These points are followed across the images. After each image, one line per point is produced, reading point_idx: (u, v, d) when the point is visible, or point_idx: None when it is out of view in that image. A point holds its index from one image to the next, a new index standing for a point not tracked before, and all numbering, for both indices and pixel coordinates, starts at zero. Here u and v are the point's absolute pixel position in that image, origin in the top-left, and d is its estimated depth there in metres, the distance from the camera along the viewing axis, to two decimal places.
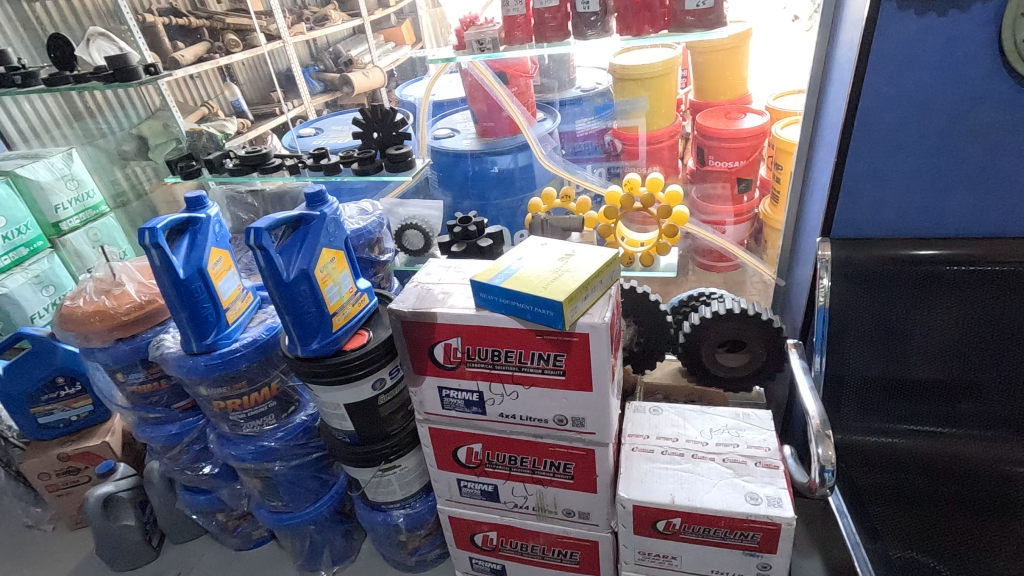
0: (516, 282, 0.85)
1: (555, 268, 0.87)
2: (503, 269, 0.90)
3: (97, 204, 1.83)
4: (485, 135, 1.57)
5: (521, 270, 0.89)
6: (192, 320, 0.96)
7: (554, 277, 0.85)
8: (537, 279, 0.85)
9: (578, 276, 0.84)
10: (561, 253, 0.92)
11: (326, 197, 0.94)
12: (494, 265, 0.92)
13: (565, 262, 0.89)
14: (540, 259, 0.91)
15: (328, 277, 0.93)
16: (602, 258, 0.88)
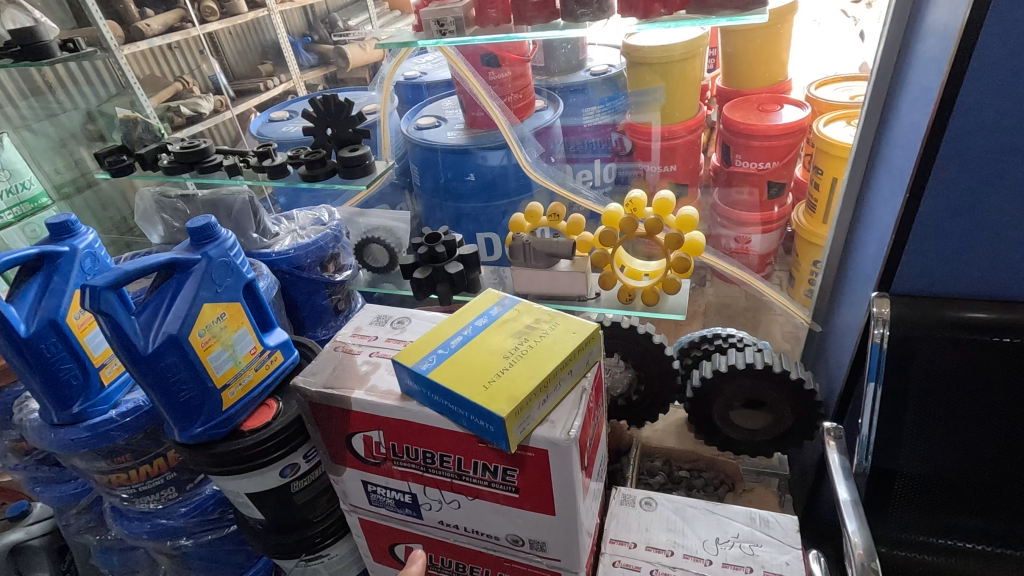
0: (450, 372, 0.61)
1: (508, 351, 0.63)
2: (439, 346, 0.66)
3: (36, 196, 1.60)
4: (473, 126, 1.30)
5: (462, 349, 0.65)
6: (48, 387, 0.75)
7: (503, 367, 0.61)
8: (479, 369, 0.61)
9: (536, 367, 0.60)
10: (521, 323, 0.68)
11: (215, 234, 0.71)
12: (431, 336, 0.68)
13: (524, 340, 0.65)
14: (492, 332, 0.67)
15: (213, 341, 0.71)
16: (573, 337, 0.64)
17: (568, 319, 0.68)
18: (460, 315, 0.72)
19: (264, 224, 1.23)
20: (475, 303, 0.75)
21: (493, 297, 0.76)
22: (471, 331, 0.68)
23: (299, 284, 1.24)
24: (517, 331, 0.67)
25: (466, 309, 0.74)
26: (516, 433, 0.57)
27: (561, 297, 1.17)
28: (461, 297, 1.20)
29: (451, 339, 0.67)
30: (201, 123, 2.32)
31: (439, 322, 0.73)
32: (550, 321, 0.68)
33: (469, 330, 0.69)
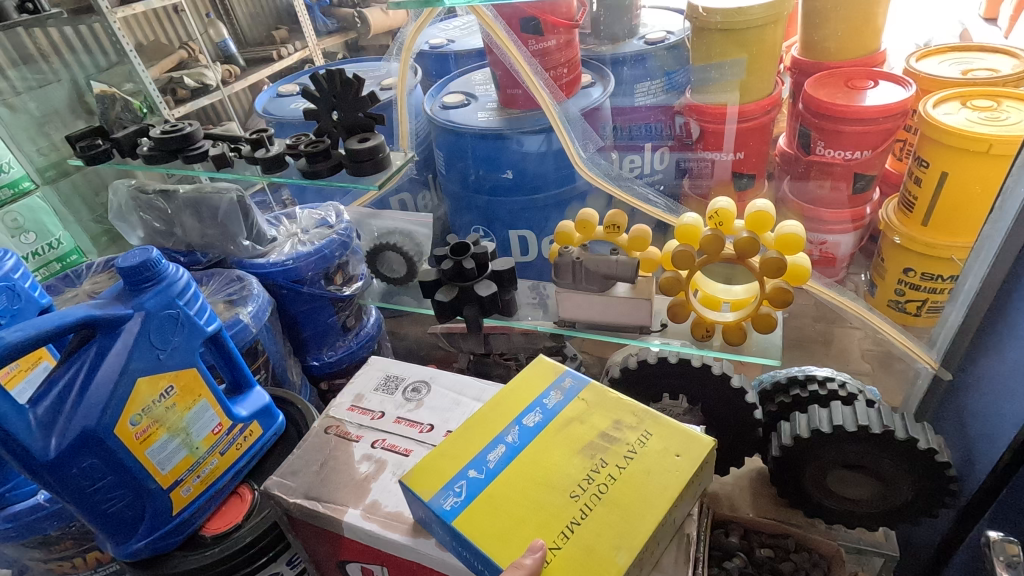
0: (492, 520, 0.54)
1: (571, 496, 0.56)
2: (477, 467, 0.59)
3: (17, 180, 1.41)
4: (511, 106, 1.05)
5: (508, 479, 0.57)
6: None
7: (569, 524, 0.54)
8: (533, 520, 0.54)
9: (613, 531, 0.53)
10: (588, 441, 0.61)
11: (154, 278, 0.54)
12: (460, 447, 0.61)
13: (592, 478, 0.57)
14: (545, 454, 0.60)
15: (153, 427, 0.56)
16: (670, 473, 0.57)
17: (669, 429, 0.61)
18: (505, 411, 0.64)
19: (257, 228, 1.03)
20: (524, 389, 0.67)
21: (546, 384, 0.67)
22: (518, 447, 0.60)
23: (299, 301, 1.05)
24: (587, 454, 0.60)
25: (513, 403, 0.65)
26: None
27: (615, 329, 0.94)
28: (491, 322, 0.98)
29: (489, 459, 0.59)
30: (207, 95, 2.11)
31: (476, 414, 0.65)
32: (629, 442, 0.60)
33: (513, 442, 0.61)
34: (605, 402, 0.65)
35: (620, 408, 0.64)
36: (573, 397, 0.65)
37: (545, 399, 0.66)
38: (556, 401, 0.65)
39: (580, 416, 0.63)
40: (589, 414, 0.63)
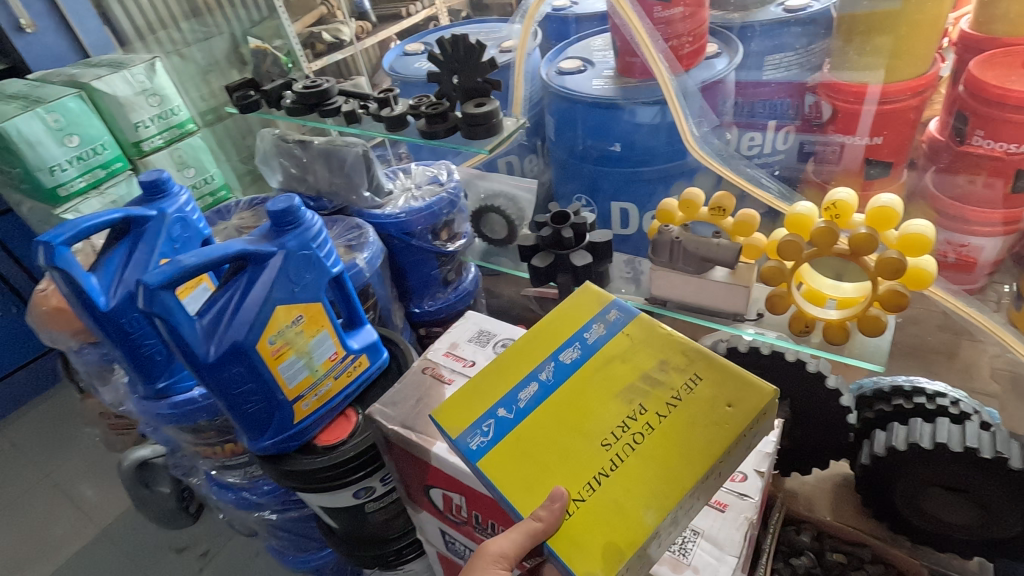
0: (520, 464, 0.60)
1: (602, 445, 0.60)
2: (510, 404, 0.64)
3: (183, 122, 1.62)
4: (627, 75, 1.04)
5: (540, 422, 0.62)
6: (131, 361, 0.71)
7: (598, 477, 0.58)
8: (561, 469, 0.59)
9: (643, 491, 0.57)
10: (626, 385, 0.64)
11: (296, 221, 0.62)
12: (492, 386, 0.65)
13: (626, 427, 0.61)
14: (580, 398, 0.63)
15: (286, 348, 0.65)
16: (712, 427, 0.59)
17: (722, 374, 0.63)
18: (544, 346, 0.68)
19: (377, 181, 1.12)
20: (566, 323, 0.70)
21: (587, 318, 0.70)
22: (552, 388, 0.65)
23: (408, 252, 1.13)
24: (626, 399, 0.63)
25: (552, 336, 0.69)
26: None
27: (708, 312, 0.93)
28: None
29: (522, 397, 0.64)
30: (341, 51, 2.25)
31: (515, 344, 0.69)
32: (671, 389, 0.63)
33: (546, 380, 0.65)
34: (650, 344, 0.67)
35: (668, 349, 0.66)
36: (616, 334, 0.68)
37: (587, 333, 0.69)
38: (598, 334, 0.68)
39: (621, 357, 0.66)
40: (631, 356, 0.66)
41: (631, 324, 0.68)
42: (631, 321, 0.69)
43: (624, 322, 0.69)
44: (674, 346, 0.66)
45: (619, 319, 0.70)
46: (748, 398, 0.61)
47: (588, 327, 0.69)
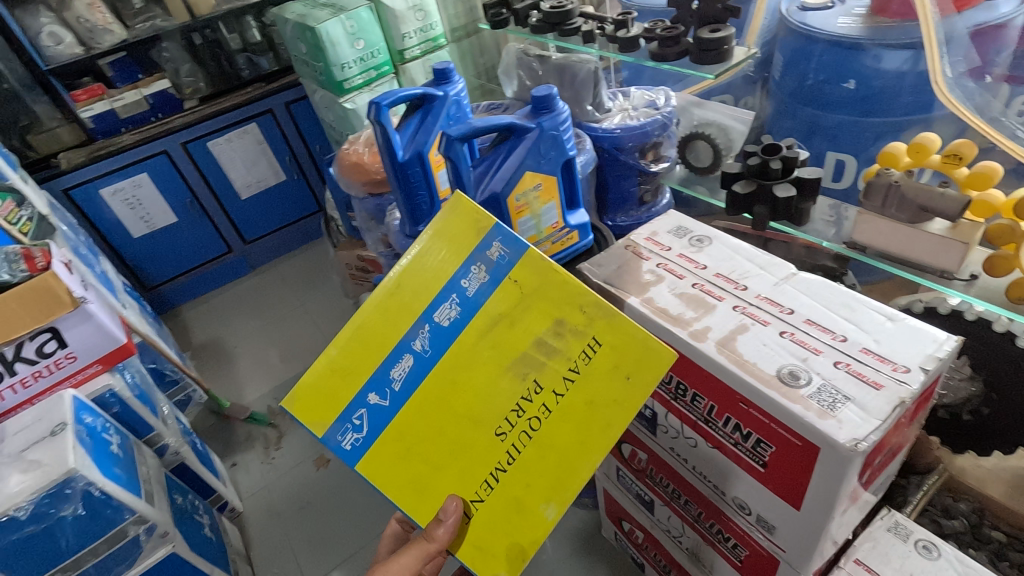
0: (402, 464, 0.63)
1: (494, 435, 0.61)
2: (387, 387, 0.64)
3: (438, 36, 1.91)
4: (882, 14, 0.99)
5: (421, 407, 0.63)
6: (407, 204, 0.94)
7: (493, 473, 0.61)
8: (455, 470, 0.62)
9: (539, 484, 0.60)
10: (511, 360, 0.61)
11: (553, 106, 0.74)
12: (357, 370, 0.65)
13: (520, 412, 0.60)
14: (469, 383, 0.62)
15: (525, 207, 0.78)
16: (614, 404, 0.58)
17: (623, 337, 0.58)
18: (411, 309, 0.65)
19: (600, 98, 1.24)
20: (450, 261, 0.65)
21: (467, 257, 0.64)
22: (426, 367, 0.63)
23: (614, 166, 1.26)
24: (517, 377, 0.61)
25: (427, 291, 0.65)
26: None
27: (915, 266, 0.89)
28: (777, 227, 1.03)
29: (397, 378, 0.64)
30: None
31: (382, 302, 0.66)
32: (570, 359, 0.59)
33: (421, 350, 0.64)
34: (543, 294, 0.60)
35: (565, 306, 0.60)
36: (498, 283, 0.62)
37: (466, 287, 0.64)
38: (477, 285, 0.63)
39: (511, 321, 0.61)
40: (521, 318, 0.61)
41: (520, 261, 0.62)
42: (518, 260, 0.62)
43: (508, 267, 0.62)
44: (575, 307, 0.59)
45: (504, 260, 0.62)
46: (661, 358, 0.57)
47: (464, 271, 0.64)
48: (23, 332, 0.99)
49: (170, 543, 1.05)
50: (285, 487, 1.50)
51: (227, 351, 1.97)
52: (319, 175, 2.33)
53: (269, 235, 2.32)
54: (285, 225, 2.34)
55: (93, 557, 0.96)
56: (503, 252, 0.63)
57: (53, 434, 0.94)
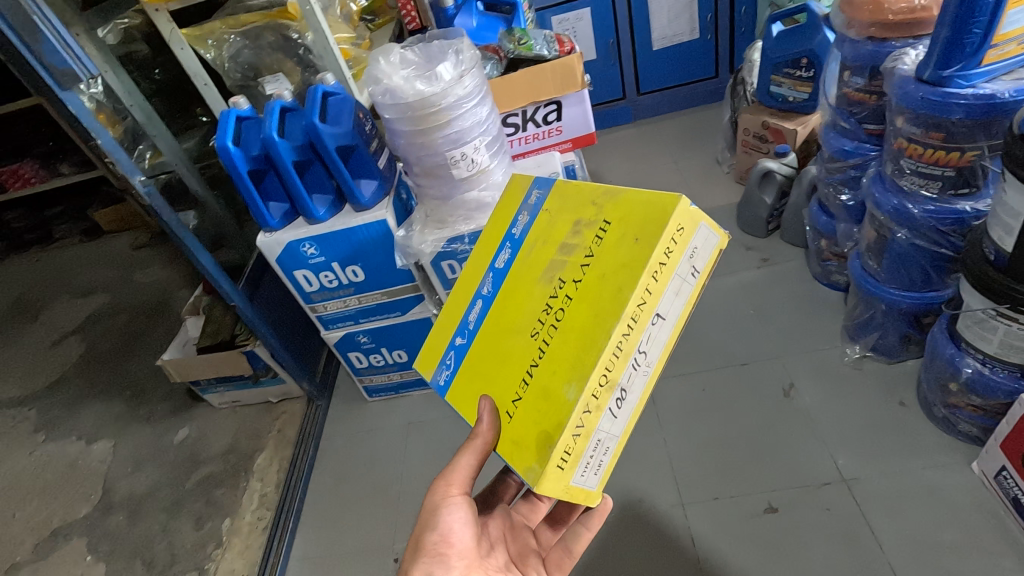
0: (470, 384, 0.73)
1: (531, 336, 0.68)
2: (464, 327, 0.78)
3: None
4: None
5: (482, 333, 0.75)
6: (948, 42, 0.87)
7: (529, 369, 0.66)
8: (500, 380, 0.69)
9: (564, 372, 0.62)
10: (544, 267, 0.70)
11: None
12: (450, 320, 0.81)
13: (548, 309, 0.67)
14: (515, 299, 0.72)
15: None
16: (623, 268, 0.61)
17: (628, 210, 0.64)
18: (484, 261, 0.80)
19: None
20: (504, 218, 0.80)
21: (516, 207, 0.79)
22: (489, 295, 0.76)
23: None
24: (550, 278, 0.69)
25: (488, 245, 0.80)
26: (567, 475, 0.60)
27: None
28: None
29: (470, 317, 0.78)
30: None
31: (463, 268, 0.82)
32: (585, 250, 0.66)
33: (486, 290, 0.77)
34: (568, 213, 0.71)
35: (579, 213, 0.69)
36: (536, 216, 0.75)
37: (514, 229, 0.77)
38: (522, 225, 0.76)
39: (542, 240, 0.72)
40: (551, 233, 0.71)
41: (550, 195, 0.74)
42: (548, 194, 0.75)
43: (543, 201, 0.75)
44: (586, 207, 0.69)
45: (539, 199, 0.76)
46: (666, 207, 0.60)
47: (514, 217, 0.77)
48: (545, 97, 1.28)
49: None
50: None
51: (602, 181, 2.23)
52: (729, 39, 2.29)
53: (659, 91, 2.43)
54: (678, 84, 2.42)
55: None
56: (540, 193, 0.76)
57: None
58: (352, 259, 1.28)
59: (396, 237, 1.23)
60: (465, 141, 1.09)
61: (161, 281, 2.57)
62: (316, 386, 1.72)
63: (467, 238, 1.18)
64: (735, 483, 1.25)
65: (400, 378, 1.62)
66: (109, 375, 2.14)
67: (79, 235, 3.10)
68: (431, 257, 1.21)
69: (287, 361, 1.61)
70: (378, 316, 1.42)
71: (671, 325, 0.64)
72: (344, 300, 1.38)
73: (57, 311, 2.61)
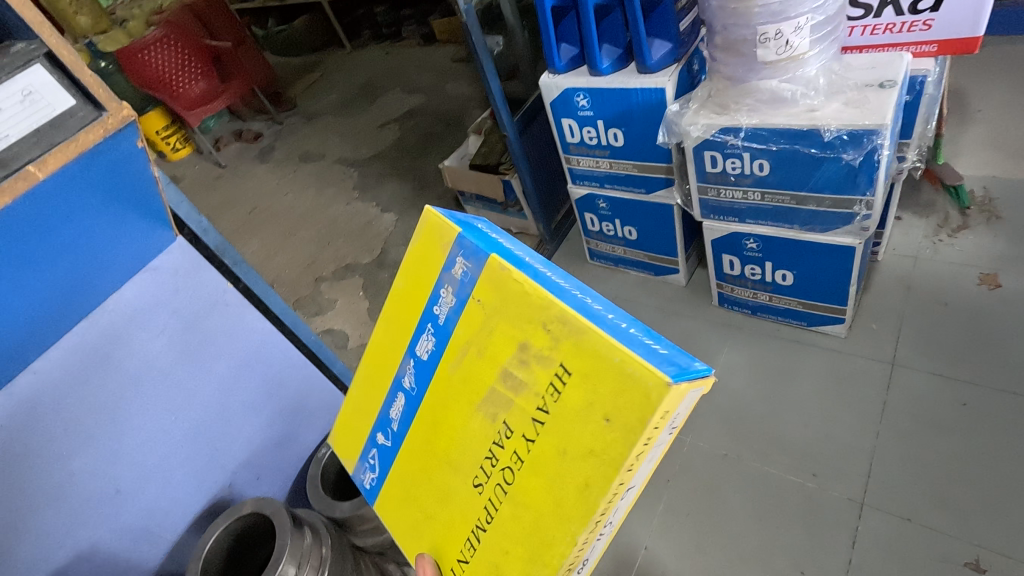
0: (400, 510, 0.66)
1: (474, 486, 0.57)
2: (388, 428, 0.70)
3: None
4: None
5: (409, 447, 0.66)
6: None
7: (474, 529, 0.57)
8: (437, 522, 0.61)
9: (521, 558, 0.52)
10: (483, 399, 0.56)
11: None
12: (368, 411, 0.74)
13: (495, 461, 0.55)
14: (434, 419, 0.62)
15: None
16: (586, 453, 0.46)
17: (590, 359, 0.47)
18: (402, 344, 0.69)
19: None
20: (426, 284, 0.65)
21: (437, 274, 0.63)
22: (415, 398, 0.65)
23: None
24: (488, 416, 0.56)
25: (408, 320, 0.68)
26: None
27: None
28: None
29: (394, 419, 0.69)
30: None
31: (374, 342, 0.74)
32: (537, 398, 0.51)
33: (408, 385, 0.67)
34: (506, 319, 0.54)
35: (529, 330, 0.52)
36: (463, 303, 0.59)
37: (438, 309, 0.63)
38: (446, 309, 0.62)
39: (477, 352, 0.57)
40: (484, 349, 0.56)
41: (481, 278, 0.57)
42: (479, 274, 0.58)
43: (473, 284, 0.58)
44: (539, 327, 0.51)
45: (468, 277, 0.59)
46: (643, 387, 0.43)
47: (438, 291, 0.63)
48: None
49: (859, 241, 1.10)
50: (935, 270, 1.36)
51: (962, 106, 1.69)
52: None
53: None
54: None
55: (816, 206, 1.10)
56: (467, 265, 0.59)
57: (880, 87, 0.97)
58: (616, 121, 1.26)
59: (668, 110, 1.16)
60: (788, 17, 0.93)
61: (465, 97, 2.89)
62: (549, 233, 1.84)
63: (743, 133, 1.06)
64: (946, 516, 1.04)
65: (623, 254, 1.63)
66: (408, 164, 2.61)
67: (418, 38, 3.60)
68: (694, 142, 1.13)
69: (534, 200, 1.74)
70: (623, 186, 1.41)
71: (642, 482, 0.50)
72: (596, 161, 1.40)
73: (389, 100, 3.18)
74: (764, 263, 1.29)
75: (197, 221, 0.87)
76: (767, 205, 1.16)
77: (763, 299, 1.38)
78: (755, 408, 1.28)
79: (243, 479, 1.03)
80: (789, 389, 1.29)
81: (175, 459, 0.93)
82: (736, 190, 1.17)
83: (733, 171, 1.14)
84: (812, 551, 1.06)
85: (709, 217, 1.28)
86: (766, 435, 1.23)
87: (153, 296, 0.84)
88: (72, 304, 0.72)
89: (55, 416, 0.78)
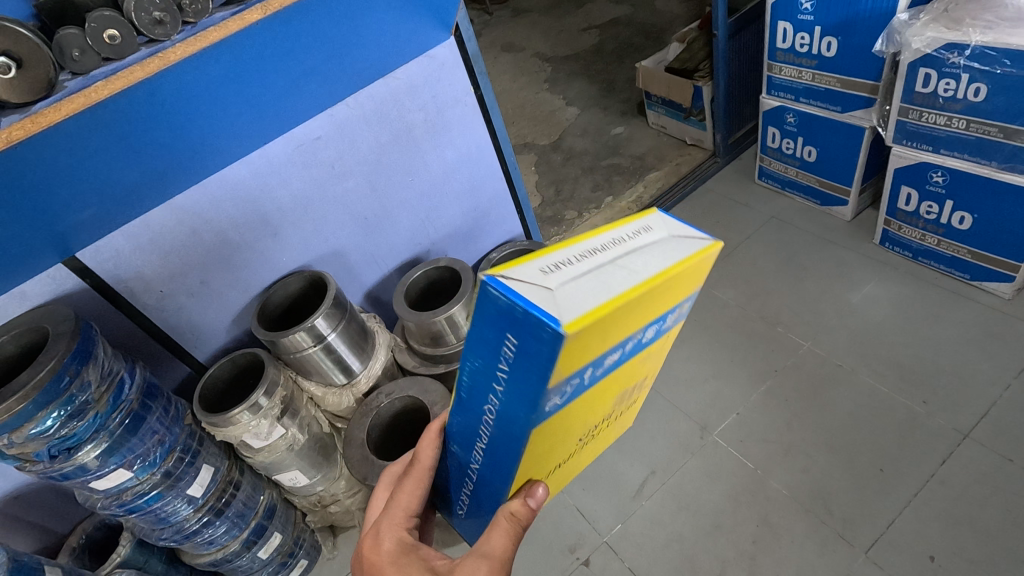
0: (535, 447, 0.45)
1: (577, 441, 0.52)
2: (591, 373, 0.40)
3: None
4: None
5: (577, 410, 0.45)
6: None
7: (549, 471, 0.54)
8: (535, 468, 0.50)
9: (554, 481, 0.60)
10: (631, 386, 0.52)
11: None
12: (597, 336, 0.36)
13: (599, 426, 0.54)
14: (603, 395, 0.47)
15: None
16: (621, 425, 0.63)
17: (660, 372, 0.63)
18: (667, 302, 0.41)
19: None
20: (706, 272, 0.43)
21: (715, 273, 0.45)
22: (621, 363, 0.44)
23: None
24: (622, 394, 0.53)
25: (688, 286, 0.42)
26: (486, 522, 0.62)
27: None
28: None
29: (603, 367, 0.41)
30: None
31: (668, 263, 0.38)
32: (639, 392, 0.58)
33: (630, 349, 0.43)
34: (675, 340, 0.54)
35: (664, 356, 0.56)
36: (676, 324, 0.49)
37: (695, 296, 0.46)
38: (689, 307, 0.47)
39: (660, 348, 0.51)
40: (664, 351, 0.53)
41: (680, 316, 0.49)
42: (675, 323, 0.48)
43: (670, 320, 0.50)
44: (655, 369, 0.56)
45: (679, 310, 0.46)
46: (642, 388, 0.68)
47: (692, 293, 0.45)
48: None
49: None
50: None
51: None
52: None
53: None
54: None
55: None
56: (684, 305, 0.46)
57: None
58: (835, 29, 1.30)
59: (895, 19, 1.17)
60: None
61: (673, 14, 2.89)
62: (725, 147, 1.90)
63: (969, 51, 1.06)
64: None
65: (795, 177, 1.66)
66: (601, 67, 2.73)
67: None
68: (912, 53, 1.15)
69: (720, 109, 1.81)
70: (819, 101, 1.44)
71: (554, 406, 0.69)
72: (799, 71, 1.44)
73: (597, 6, 3.26)
74: (945, 202, 1.29)
75: (467, 31, 1.13)
76: (970, 136, 1.16)
77: (929, 242, 1.38)
78: (885, 337, 1.33)
79: (435, 249, 1.34)
80: (927, 330, 1.31)
81: (402, 213, 1.23)
82: (941, 115, 1.18)
83: (945, 93, 1.15)
84: (898, 457, 1.14)
85: (901, 142, 1.29)
86: (889, 360, 1.29)
87: (426, 78, 1.11)
88: (385, 53, 0.99)
89: (347, 138, 1.08)
